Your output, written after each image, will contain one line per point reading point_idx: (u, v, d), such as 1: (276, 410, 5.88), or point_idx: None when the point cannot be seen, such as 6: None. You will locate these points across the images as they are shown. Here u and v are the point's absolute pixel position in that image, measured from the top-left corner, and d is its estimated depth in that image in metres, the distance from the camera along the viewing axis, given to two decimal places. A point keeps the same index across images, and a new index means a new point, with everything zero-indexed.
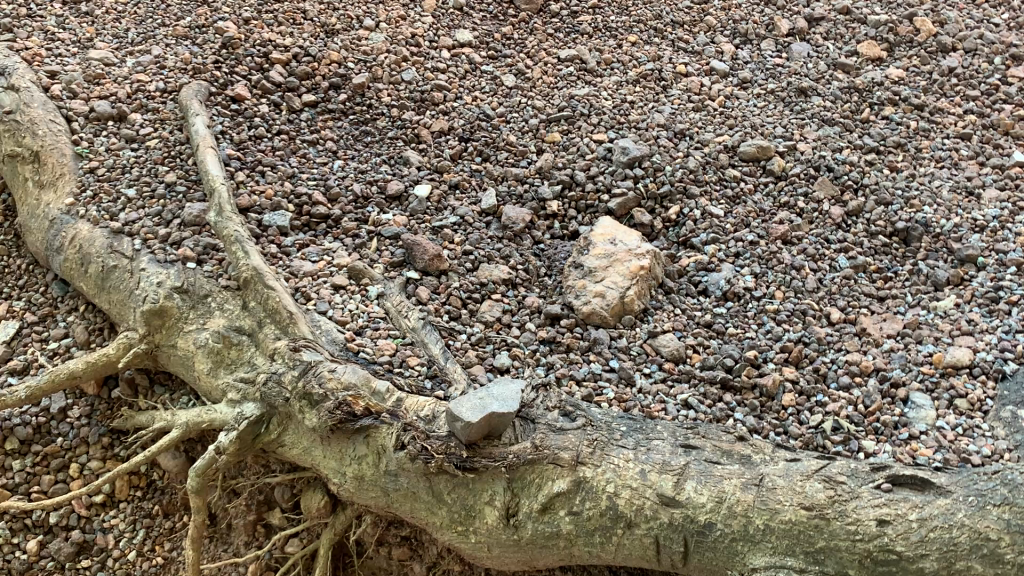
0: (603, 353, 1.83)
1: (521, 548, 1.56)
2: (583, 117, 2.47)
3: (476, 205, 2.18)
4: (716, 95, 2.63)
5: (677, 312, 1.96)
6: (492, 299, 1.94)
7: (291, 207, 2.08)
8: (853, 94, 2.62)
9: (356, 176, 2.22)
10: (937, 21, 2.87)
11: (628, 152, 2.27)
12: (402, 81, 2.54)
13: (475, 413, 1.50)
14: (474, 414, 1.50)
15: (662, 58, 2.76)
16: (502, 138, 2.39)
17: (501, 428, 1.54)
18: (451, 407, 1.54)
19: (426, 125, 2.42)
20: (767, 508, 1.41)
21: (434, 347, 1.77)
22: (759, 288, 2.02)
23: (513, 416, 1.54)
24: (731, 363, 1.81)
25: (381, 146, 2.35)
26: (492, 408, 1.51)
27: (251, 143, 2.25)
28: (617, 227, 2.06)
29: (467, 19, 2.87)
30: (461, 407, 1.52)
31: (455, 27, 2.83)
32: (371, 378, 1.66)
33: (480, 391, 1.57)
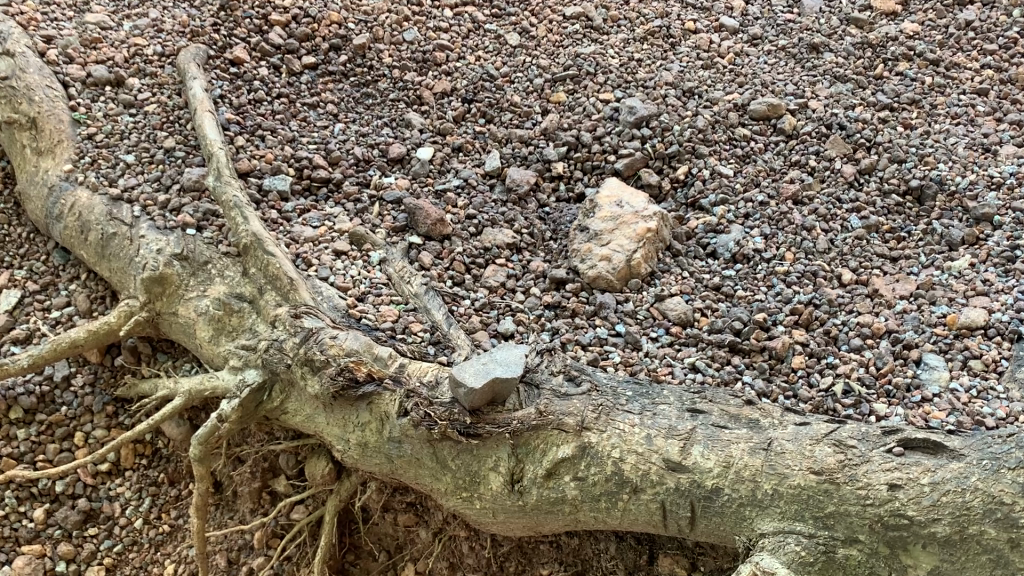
0: (609, 316, 1.80)
1: (526, 513, 1.55)
2: (589, 76, 2.42)
3: (480, 168, 2.14)
4: (726, 51, 2.57)
5: (685, 275, 1.92)
6: (495, 264, 1.91)
7: (292, 171, 2.06)
8: (866, 50, 2.55)
9: (358, 139, 2.19)
10: None
11: (635, 112, 2.22)
12: (404, 42, 2.50)
13: (476, 378, 1.49)
14: (475, 378, 1.49)
15: (670, 15, 2.69)
16: (506, 98, 2.34)
17: (506, 393, 1.52)
18: (453, 374, 1.53)
19: (429, 87, 2.37)
20: (775, 473, 1.39)
21: (437, 313, 1.74)
22: (769, 249, 1.98)
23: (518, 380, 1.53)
24: (740, 327, 1.77)
25: (383, 108, 2.31)
26: (493, 371, 1.50)
27: (251, 107, 2.22)
28: (624, 189, 2.01)
29: None
30: (463, 372, 1.52)
31: None
32: (373, 345, 1.64)
33: (482, 358, 1.56)
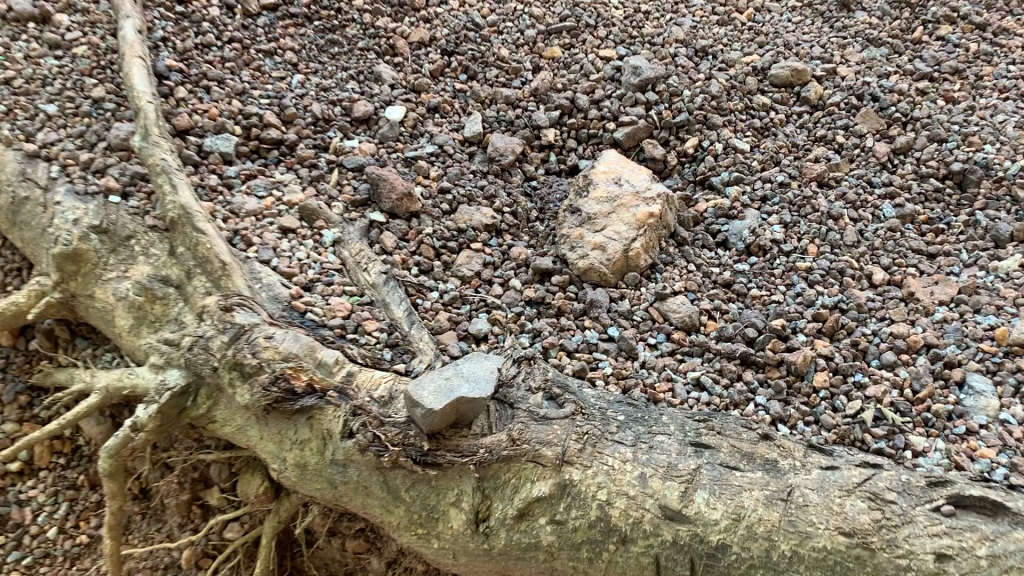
0: (600, 318, 1.53)
1: (493, 558, 1.30)
2: (588, 29, 2.12)
3: (458, 132, 1.85)
4: (744, 7, 2.27)
5: (691, 269, 1.65)
6: (470, 250, 1.63)
7: (238, 130, 1.76)
8: (903, 10, 2.25)
9: (318, 94, 1.89)
10: None
11: (639, 72, 1.92)
12: None
13: (437, 396, 1.22)
14: (436, 396, 1.22)
15: None
16: (491, 52, 2.04)
17: (473, 415, 1.26)
18: (409, 388, 1.26)
19: (405, 37, 2.07)
20: (796, 531, 1.14)
21: (397, 309, 1.47)
22: (788, 240, 1.71)
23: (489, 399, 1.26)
24: (753, 335, 1.50)
25: (350, 58, 2.01)
26: (460, 388, 1.24)
27: (197, 53, 1.91)
28: (624, 163, 1.72)
29: None
30: (421, 387, 1.25)
31: None
32: (316, 348, 1.37)
33: (446, 370, 1.30)
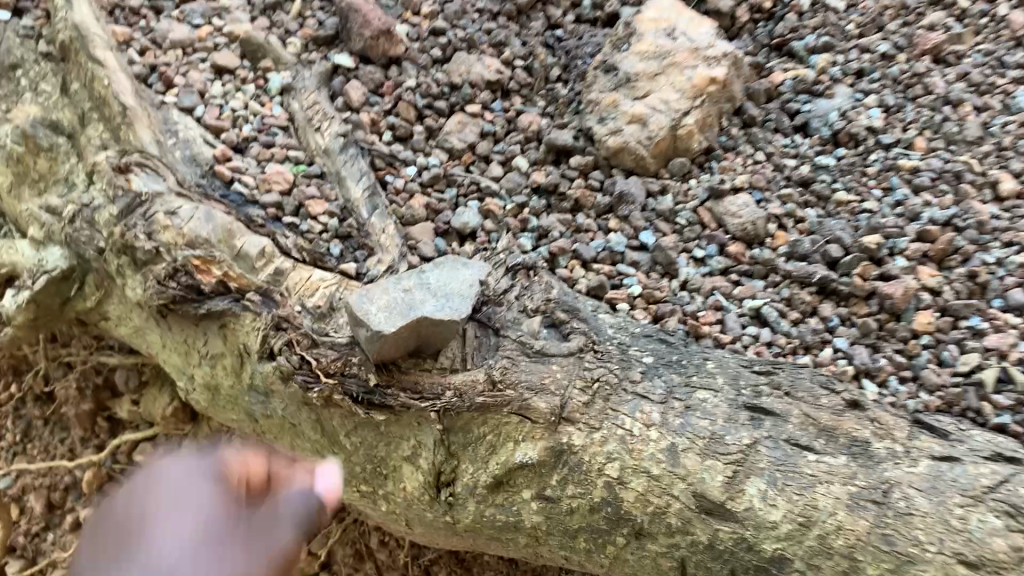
0: (631, 218, 1.15)
1: (458, 533, 0.96)
2: None
3: None
4: None
5: (757, 160, 1.24)
6: (464, 113, 1.23)
7: None
8: None
9: None
10: None
11: None
12: None
13: (384, 313, 0.86)
14: (384, 315, 0.86)
15: None
16: None
17: (445, 338, 0.89)
18: (357, 291, 0.90)
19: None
20: (892, 553, 0.77)
21: (356, 188, 1.09)
22: (890, 130, 1.28)
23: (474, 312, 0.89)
24: (837, 255, 1.11)
25: None
26: (422, 304, 0.87)
27: None
28: (680, 8, 1.26)
29: None
30: (370, 297, 0.88)
31: None
32: (234, 231, 0.99)
33: (419, 272, 0.92)
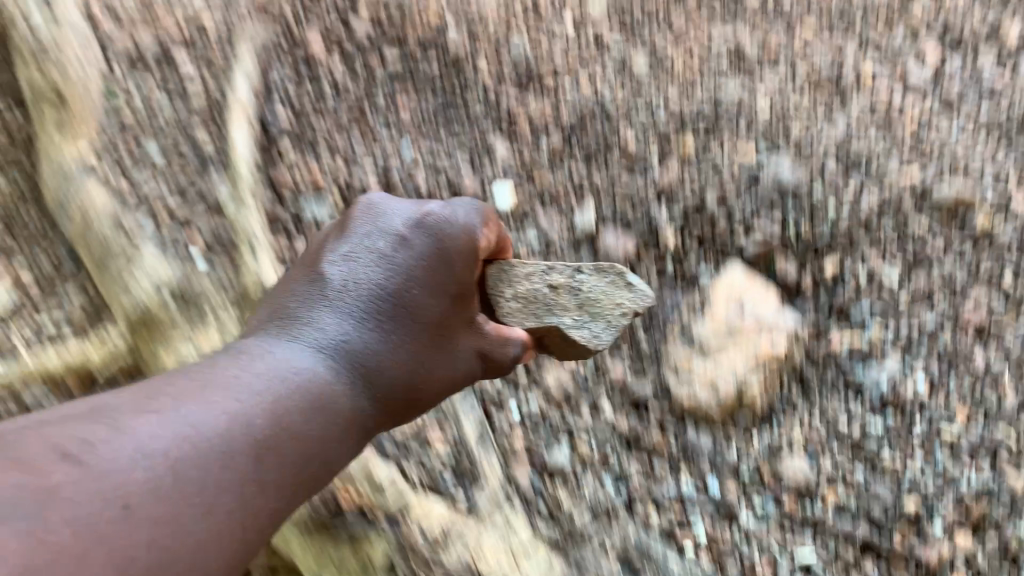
0: (700, 466, 1.48)
1: None
2: (731, 128, 1.89)
3: (568, 224, 1.78)
4: (910, 113, 1.97)
5: (813, 419, 1.51)
6: (561, 363, 1.55)
7: (338, 193, 1.79)
8: None
9: (429, 163, 1.84)
10: None
11: (780, 176, 1.77)
12: (506, 52, 1.95)
13: (514, 301, 1.24)
14: (516, 306, 1.25)
15: (846, 56, 2.05)
16: (618, 137, 1.87)
17: (571, 354, 1.31)
18: (509, 243, 1.26)
19: (531, 79, 1.94)
20: None
21: (467, 425, 1.34)
22: (933, 399, 1.53)
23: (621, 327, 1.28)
24: (879, 516, 1.43)
25: (466, 133, 1.88)
26: (560, 313, 1.25)
27: (313, 116, 1.85)
28: (752, 284, 1.53)
29: None
30: (512, 271, 1.25)
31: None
32: (371, 462, 1.21)
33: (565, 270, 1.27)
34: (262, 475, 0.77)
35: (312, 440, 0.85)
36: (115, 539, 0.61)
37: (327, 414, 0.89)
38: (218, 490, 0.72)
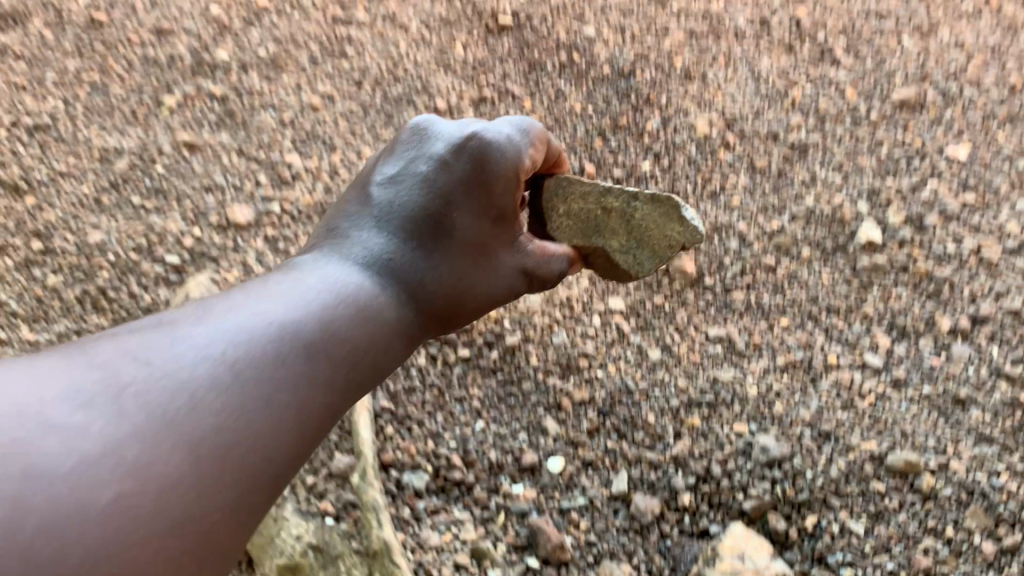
0: None
1: None
2: (726, 403, 2.46)
3: (607, 487, 2.30)
4: (867, 392, 2.52)
5: None
6: None
7: (430, 467, 2.32)
8: (1015, 411, 2.48)
9: (495, 440, 2.38)
10: None
11: (767, 451, 2.33)
12: (551, 344, 2.60)
13: (568, 217, 2.17)
14: (575, 214, 2.16)
15: (814, 346, 2.64)
16: (641, 416, 2.43)
17: (609, 272, 2.20)
18: (568, 164, 2.20)
19: (569, 365, 2.55)
20: None
21: None
22: None
23: (652, 232, 2.11)
24: None
25: (523, 411, 2.45)
26: (607, 239, 2.15)
27: (404, 395, 2.46)
28: (747, 540, 2.03)
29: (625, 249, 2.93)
30: (569, 196, 2.16)
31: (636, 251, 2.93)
32: None
33: (610, 189, 2.14)
34: (287, 365, 1.34)
35: (323, 338, 1.43)
36: (177, 425, 1.16)
37: (338, 326, 1.47)
38: (256, 380, 1.28)
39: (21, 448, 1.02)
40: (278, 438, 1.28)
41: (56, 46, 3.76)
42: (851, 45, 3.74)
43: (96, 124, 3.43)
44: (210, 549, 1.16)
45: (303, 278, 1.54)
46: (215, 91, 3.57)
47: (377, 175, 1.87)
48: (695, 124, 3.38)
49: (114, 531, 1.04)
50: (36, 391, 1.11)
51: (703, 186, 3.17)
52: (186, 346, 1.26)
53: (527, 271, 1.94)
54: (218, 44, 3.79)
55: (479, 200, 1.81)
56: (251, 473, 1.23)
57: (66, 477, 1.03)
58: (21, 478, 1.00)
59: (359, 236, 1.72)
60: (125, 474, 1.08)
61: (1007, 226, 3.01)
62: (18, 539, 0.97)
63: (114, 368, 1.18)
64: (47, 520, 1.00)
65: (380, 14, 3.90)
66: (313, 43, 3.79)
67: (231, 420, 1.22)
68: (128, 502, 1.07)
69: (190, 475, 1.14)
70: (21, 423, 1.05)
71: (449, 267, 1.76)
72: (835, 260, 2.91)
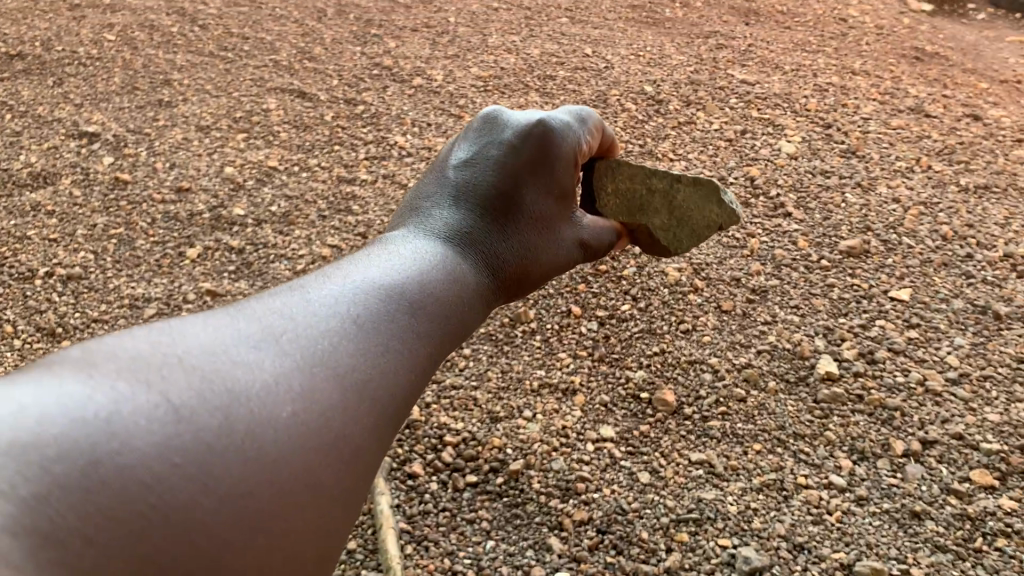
0: None
1: None
2: (709, 519, 2.76)
3: None
4: (834, 507, 2.83)
5: None
6: None
7: None
8: (965, 521, 2.81)
9: (505, 557, 2.65)
10: None
11: (750, 561, 2.62)
12: (550, 469, 2.91)
13: (616, 194, 2.70)
14: (625, 192, 2.70)
15: (784, 468, 2.96)
16: (635, 532, 2.72)
17: (651, 248, 2.78)
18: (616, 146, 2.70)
19: (568, 488, 2.85)
20: None
21: None
22: None
23: (691, 214, 2.75)
24: None
25: (528, 529, 2.73)
26: (652, 217, 2.73)
27: (420, 517, 2.77)
28: None
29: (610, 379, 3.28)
30: (620, 176, 2.68)
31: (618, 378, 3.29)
32: None
33: (657, 174, 2.71)
34: (395, 316, 1.62)
35: (419, 298, 1.71)
36: (323, 363, 1.43)
37: (431, 292, 1.75)
38: (374, 330, 1.56)
39: (222, 374, 1.31)
40: (407, 360, 1.57)
41: (85, 204, 4.19)
42: (801, 201, 4.24)
43: (125, 274, 3.78)
44: (359, 462, 1.41)
45: (407, 247, 1.87)
46: (233, 243, 3.93)
47: (449, 162, 2.20)
48: (667, 270, 3.78)
49: (296, 437, 1.32)
50: (217, 335, 1.39)
51: (677, 324, 3.53)
52: (322, 299, 1.56)
53: (582, 243, 2.35)
54: (233, 202, 4.20)
55: (541, 180, 2.17)
56: (390, 394, 1.50)
57: (257, 394, 1.32)
58: (227, 396, 1.28)
59: (442, 215, 2.05)
60: (299, 395, 1.36)
61: (948, 358, 3.41)
62: (231, 440, 1.25)
63: (266, 321, 1.46)
64: (250, 426, 1.28)
65: (380, 173, 4.41)
66: (321, 202, 4.22)
67: (368, 348, 1.52)
68: (303, 415, 1.35)
69: (339, 403, 1.41)
70: (215, 356, 1.34)
71: (524, 240, 2.12)
72: (798, 392, 3.26)
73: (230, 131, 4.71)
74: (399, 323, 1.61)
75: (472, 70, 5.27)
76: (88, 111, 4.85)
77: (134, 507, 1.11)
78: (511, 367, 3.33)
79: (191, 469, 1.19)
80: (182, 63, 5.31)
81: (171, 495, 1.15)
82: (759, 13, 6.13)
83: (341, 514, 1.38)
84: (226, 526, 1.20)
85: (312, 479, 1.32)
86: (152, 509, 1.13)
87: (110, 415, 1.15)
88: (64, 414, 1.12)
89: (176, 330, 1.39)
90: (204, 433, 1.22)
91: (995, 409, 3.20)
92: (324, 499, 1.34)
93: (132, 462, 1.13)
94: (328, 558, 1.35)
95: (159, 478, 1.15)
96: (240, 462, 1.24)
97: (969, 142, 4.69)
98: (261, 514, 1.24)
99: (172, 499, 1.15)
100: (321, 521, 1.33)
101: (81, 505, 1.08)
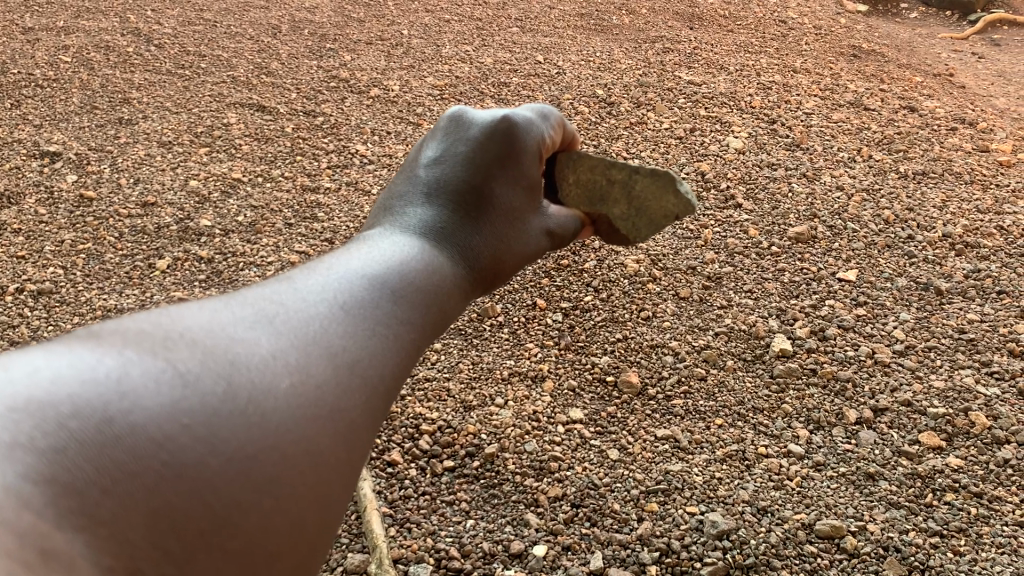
0: None
1: None
2: (677, 489, 2.91)
3: (586, 565, 2.67)
4: (794, 474, 2.99)
5: None
6: None
7: (432, 559, 2.70)
8: (916, 479, 2.98)
9: (485, 534, 2.77)
10: (999, 401, 3.26)
11: (717, 525, 2.76)
12: (524, 451, 3.04)
13: (578, 184, 2.65)
14: (586, 184, 2.66)
15: (745, 439, 3.11)
16: (607, 505, 2.85)
17: (611, 238, 2.75)
18: (575, 141, 2.62)
19: (541, 468, 2.98)
20: None
21: None
22: None
23: (649, 201, 2.77)
24: None
25: (506, 507, 2.86)
26: (611, 208, 2.71)
27: (401, 501, 2.88)
28: None
29: (577, 365, 3.41)
30: (582, 168, 2.64)
31: (584, 365, 3.41)
32: None
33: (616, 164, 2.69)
34: (391, 293, 1.58)
35: (410, 276, 1.67)
36: (322, 338, 1.39)
37: (424, 271, 1.72)
38: (372, 306, 1.51)
39: (223, 344, 1.27)
40: (398, 343, 1.51)
41: (51, 222, 4.23)
42: (750, 192, 4.42)
43: (96, 287, 3.84)
44: (359, 437, 1.38)
45: (387, 237, 1.85)
46: (202, 253, 4.00)
47: (420, 162, 2.22)
48: (626, 262, 3.93)
49: (297, 408, 1.29)
50: (215, 314, 1.34)
51: (638, 312, 3.68)
52: (309, 282, 1.50)
53: (551, 232, 2.38)
54: (200, 214, 4.27)
55: (509, 173, 2.20)
56: (382, 374, 1.46)
57: (259, 366, 1.28)
58: (230, 364, 1.25)
59: (421, 206, 2.05)
60: (299, 369, 1.32)
61: (895, 331, 3.59)
62: (237, 406, 1.22)
63: (263, 298, 1.41)
64: (252, 395, 1.24)
65: (343, 181, 4.51)
66: (286, 211, 4.30)
67: (365, 324, 1.47)
68: (303, 387, 1.31)
69: (338, 378, 1.37)
70: (212, 328, 1.30)
71: (503, 229, 2.15)
72: (755, 368, 3.41)
73: (192, 146, 4.78)
74: (395, 299, 1.57)
75: (427, 80, 5.39)
76: (48, 132, 4.90)
77: (147, 465, 1.11)
78: (481, 358, 3.45)
79: (199, 432, 1.17)
80: (140, 82, 5.37)
81: (182, 454, 1.14)
82: (703, 17, 6.34)
83: (342, 488, 1.35)
84: (234, 491, 1.19)
85: (314, 451, 1.29)
86: (164, 467, 1.12)
87: (121, 376, 1.14)
88: (76, 375, 1.11)
89: (174, 309, 1.34)
90: (212, 398, 1.20)
91: (939, 376, 3.39)
92: (325, 471, 1.31)
93: (144, 422, 1.12)
94: (328, 529, 1.33)
95: (170, 438, 1.14)
96: (245, 429, 1.22)
97: (906, 131, 4.91)
98: (264, 480, 1.23)
99: (184, 461, 1.14)
100: (321, 491, 1.31)
101: (97, 462, 1.07)
